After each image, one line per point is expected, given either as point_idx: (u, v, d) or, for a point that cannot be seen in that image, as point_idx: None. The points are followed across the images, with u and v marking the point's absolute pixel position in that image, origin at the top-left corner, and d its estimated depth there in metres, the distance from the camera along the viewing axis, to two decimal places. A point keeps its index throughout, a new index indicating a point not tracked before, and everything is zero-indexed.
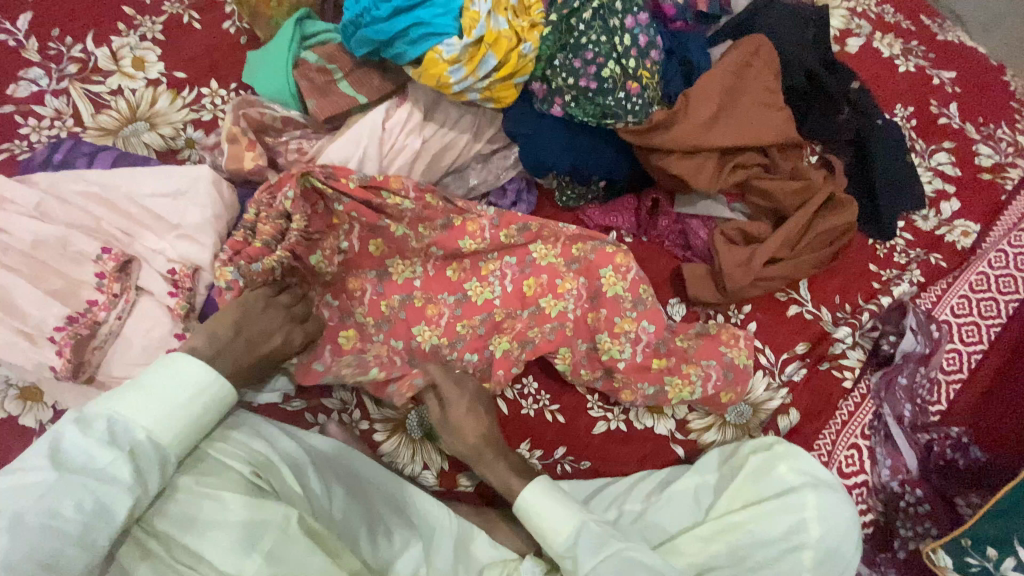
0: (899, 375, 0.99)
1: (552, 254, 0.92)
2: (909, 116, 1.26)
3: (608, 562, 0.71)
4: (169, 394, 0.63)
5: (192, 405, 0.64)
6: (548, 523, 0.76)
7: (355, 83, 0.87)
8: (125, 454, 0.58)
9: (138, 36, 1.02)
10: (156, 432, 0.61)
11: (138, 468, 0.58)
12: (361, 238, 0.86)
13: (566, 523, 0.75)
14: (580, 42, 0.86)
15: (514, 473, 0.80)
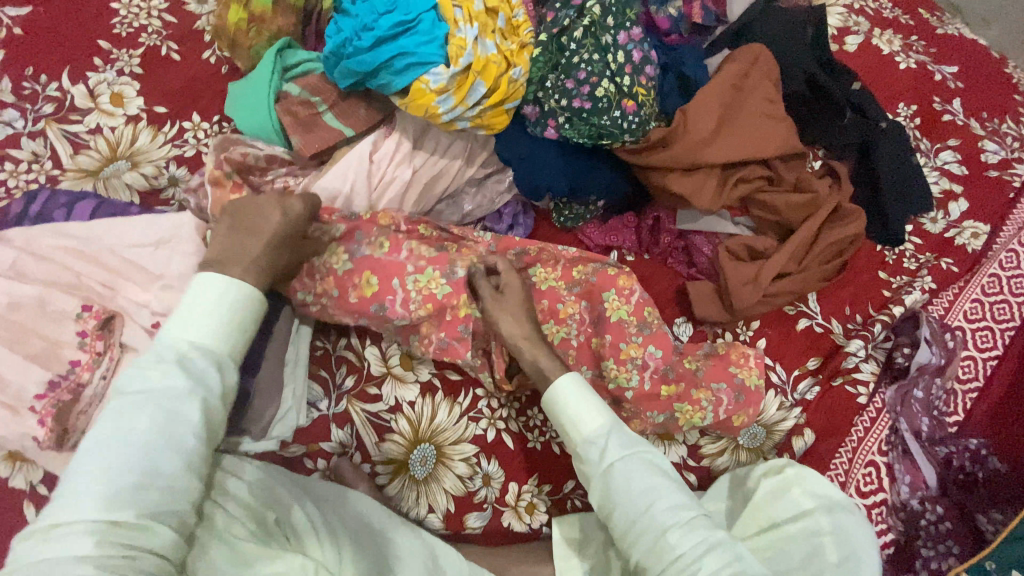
0: (914, 388, 0.96)
1: (552, 278, 0.89)
2: (912, 115, 1.22)
3: (639, 462, 0.68)
4: (202, 301, 0.62)
5: (229, 304, 0.63)
6: (578, 412, 0.72)
7: (341, 115, 0.83)
8: (172, 367, 0.58)
9: (116, 71, 0.99)
10: (200, 338, 0.60)
11: (190, 380, 0.58)
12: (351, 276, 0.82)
13: (598, 419, 0.71)
14: (571, 61, 0.82)
15: (552, 368, 0.77)
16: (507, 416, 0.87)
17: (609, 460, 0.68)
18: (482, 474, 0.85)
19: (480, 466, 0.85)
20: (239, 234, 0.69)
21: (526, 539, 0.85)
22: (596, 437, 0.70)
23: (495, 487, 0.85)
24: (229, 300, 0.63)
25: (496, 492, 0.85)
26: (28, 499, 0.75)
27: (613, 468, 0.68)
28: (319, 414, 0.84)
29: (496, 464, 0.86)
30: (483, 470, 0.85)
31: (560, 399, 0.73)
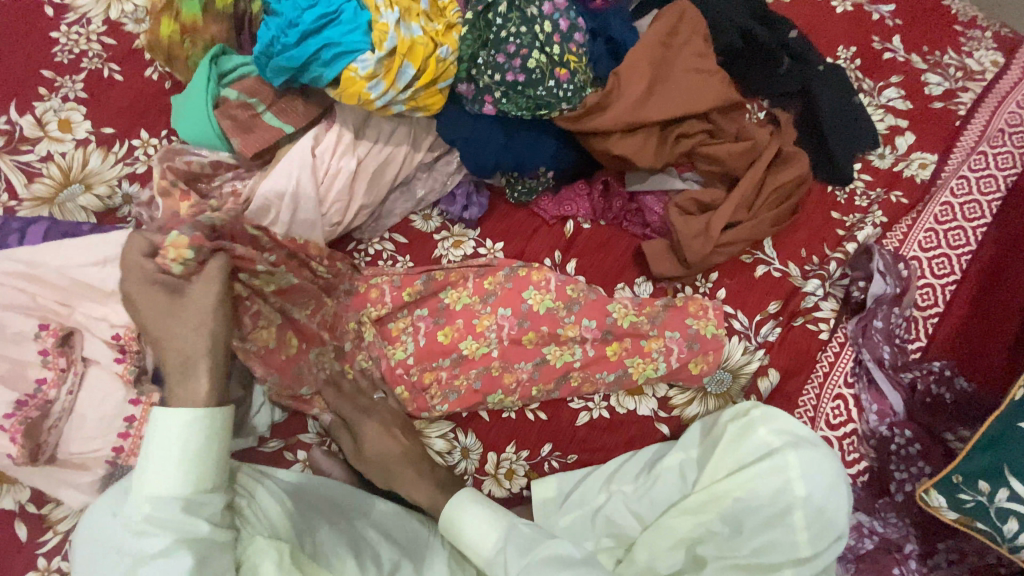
0: (873, 319, 0.99)
1: (465, 296, 0.90)
2: (853, 57, 1.24)
3: (542, 562, 0.68)
4: (162, 448, 0.64)
5: (179, 442, 0.64)
6: (473, 527, 0.74)
7: (280, 113, 0.85)
8: (146, 522, 0.60)
9: (61, 98, 1.00)
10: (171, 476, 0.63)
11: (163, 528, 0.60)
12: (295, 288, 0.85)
13: (494, 534, 0.73)
14: (500, 36, 0.84)
15: (440, 488, 0.80)
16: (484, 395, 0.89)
17: (510, 574, 0.69)
18: (461, 447, 0.88)
19: (458, 440, 0.89)
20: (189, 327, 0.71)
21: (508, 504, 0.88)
22: (496, 552, 0.71)
23: (473, 459, 0.88)
24: (188, 432, 0.65)
25: (475, 463, 0.88)
26: (18, 518, 0.77)
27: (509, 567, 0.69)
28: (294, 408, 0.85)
29: (473, 436, 0.89)
30: (461, 444, 0.89)
31: (455, 516, 0.75)
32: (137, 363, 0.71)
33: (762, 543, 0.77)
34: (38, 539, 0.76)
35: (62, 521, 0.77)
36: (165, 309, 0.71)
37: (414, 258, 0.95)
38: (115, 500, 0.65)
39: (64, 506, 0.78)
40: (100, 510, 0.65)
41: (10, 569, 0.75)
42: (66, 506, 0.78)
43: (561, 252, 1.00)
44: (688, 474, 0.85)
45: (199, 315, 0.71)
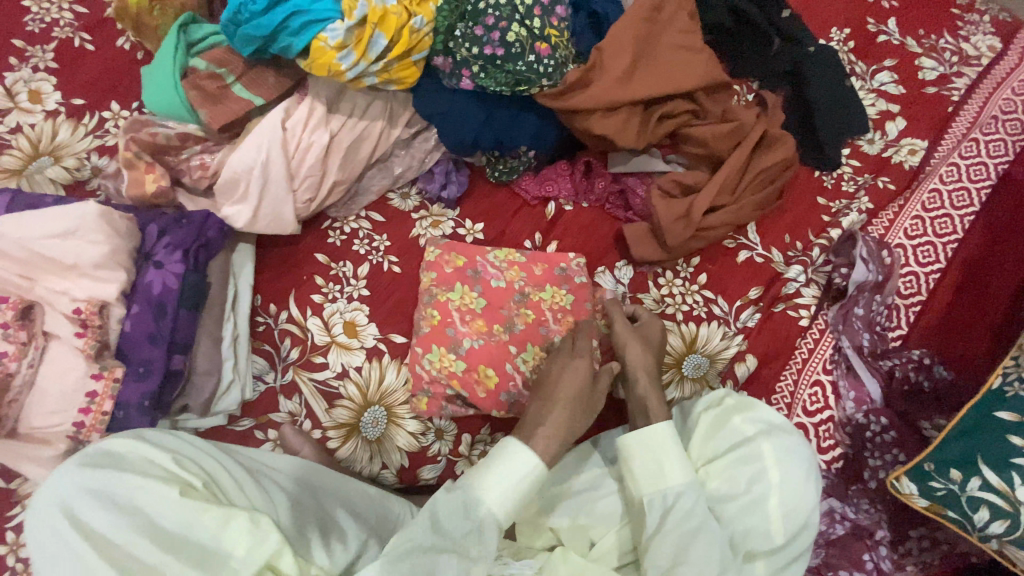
0: (855, 306, 0.98)
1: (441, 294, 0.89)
2: (846, 39, 1.22)
3: (695, 522, 0.69)
4: (112, 456, 0.62)
5: (128, 443, 0.64)
6: (659, 458, 0.73)
7: (250, 85, 0.82)
8: (86, 495, 0.58)
9: (31, 67, 0.97)
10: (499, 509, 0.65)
11: (106, 503, 0.58)
12: (279, 269, 0.91)
13: (671, 473, 0.73)
14: (478, 7, 0.82)
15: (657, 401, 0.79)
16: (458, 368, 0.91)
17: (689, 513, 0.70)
18: (435, 429, 0.88)
19: (433, 421, 0.88)
20: (552, 397, 0.75)
21: None
22: (666, 495, 0.72)
23: (448, 441, 0.88)
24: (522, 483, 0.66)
25: (449, 445, 0.87)
26: None
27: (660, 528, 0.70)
28: (267, 386, 0.86)
29: (448, 418, 0.88)
30: (435, 425, 0.88)
31: (642, 443, 0.74)
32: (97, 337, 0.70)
33: (737, 533, 0.72)
34: (5, 513, 0.76)
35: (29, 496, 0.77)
36: (548, 374, 0.80)
37: (390, 236, 0.95)
38: (76, 494, 0.58)
39: (30, 481, 0.78)
40: (58, 504, 0.57)
41: None
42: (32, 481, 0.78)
43: (542, 234, 0.99)
44: None
45: (563, 388, 0.76)
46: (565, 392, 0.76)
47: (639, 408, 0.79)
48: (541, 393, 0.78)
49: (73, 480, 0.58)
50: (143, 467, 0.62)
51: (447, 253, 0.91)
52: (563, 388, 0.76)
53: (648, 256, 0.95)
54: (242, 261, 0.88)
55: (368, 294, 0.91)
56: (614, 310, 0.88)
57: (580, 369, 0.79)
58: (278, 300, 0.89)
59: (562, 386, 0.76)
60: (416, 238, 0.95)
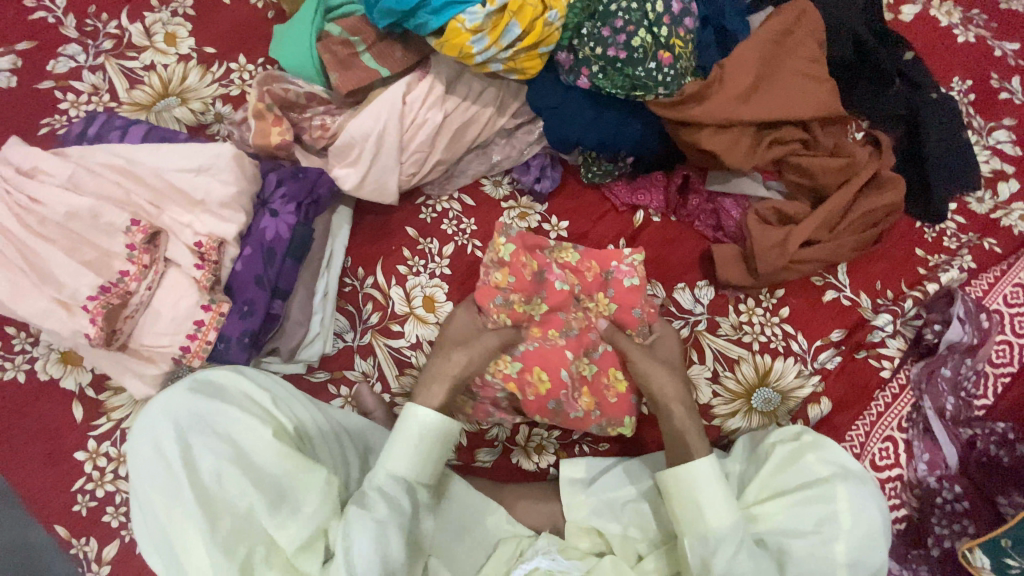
0: (942, 366, 0.94)
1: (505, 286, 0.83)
2: (966, 90, 1.17)
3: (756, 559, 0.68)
4: (215, 387, 0.68)
5: (232, 377, 0.70)
6: (704, 495, 0.71)
7: (378, 56, 0.85)
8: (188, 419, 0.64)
9: (170, 11, 1.03)
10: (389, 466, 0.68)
11: (203, 429, 0.64)
12: (372, 235, 0.94)
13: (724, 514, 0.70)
14: (609, 9, 0.83)
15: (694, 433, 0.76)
16: None
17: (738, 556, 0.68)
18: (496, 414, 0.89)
19: None
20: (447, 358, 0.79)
21: (533, 479, 0.87)
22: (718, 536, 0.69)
23: (506, 428, 0.88)
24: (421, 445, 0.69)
25: (507, 432, 0.88)
26: (76, 399, 0.82)
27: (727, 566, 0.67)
28: (344, 344, 0.89)
29: None
30: None
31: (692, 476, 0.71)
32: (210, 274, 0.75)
33: None
34: (93, 421, 0.82)
35: (117, 410, 0.83)
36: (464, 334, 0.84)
37: (478, 221, 0.97)
38: (183, 415, 0.64)
39: (120, 396, 0.83)
40: (166, 418, 0.63)
41: (64, 444, 0.81)
42: (122, 396, 0.83)
43: (626, 240, 0.99)
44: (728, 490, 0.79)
45: (462, 353, 0.79)
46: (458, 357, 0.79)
47: (677, 438, 0.76)
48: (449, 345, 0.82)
49: (181, 400, 0.65)
50: (245, 402, 0.68)
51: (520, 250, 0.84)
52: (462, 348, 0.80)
53: (736, 280, 0.94)
54: (341, 223, 0.92)
55: (448, 273, 0.94)
56: (617, 335, 0.84)
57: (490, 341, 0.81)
58: (366, 265, 0.92)
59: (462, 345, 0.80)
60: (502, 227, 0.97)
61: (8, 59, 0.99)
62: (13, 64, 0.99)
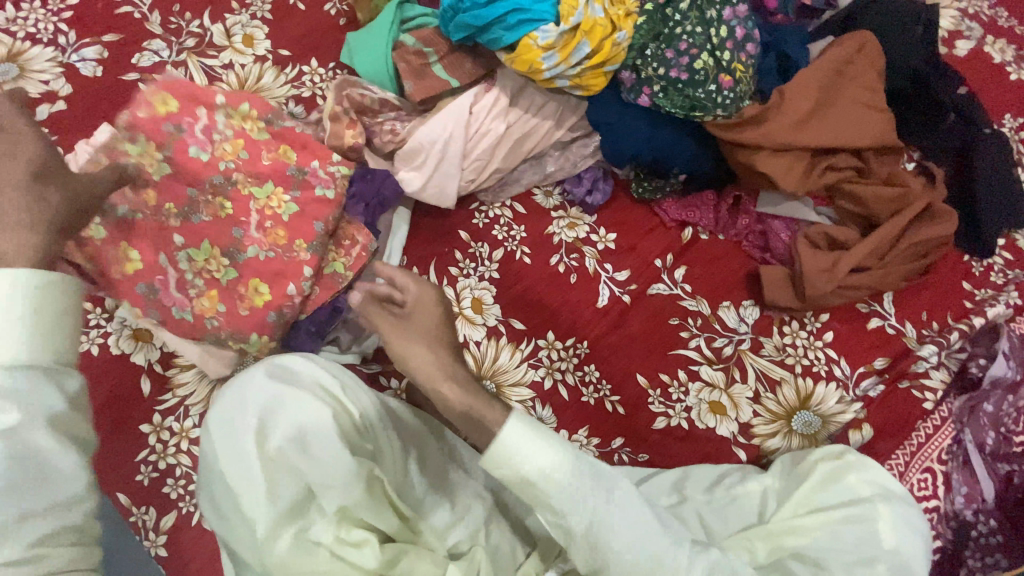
0: (985, 402, 0.95)
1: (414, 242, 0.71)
2: (1019, 127, 1.16)
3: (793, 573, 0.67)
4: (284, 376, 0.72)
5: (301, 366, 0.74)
6: (522, 453, 0.52)
7: (449, 67, 0.89)
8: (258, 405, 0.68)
9: (249, 15, 1.10)
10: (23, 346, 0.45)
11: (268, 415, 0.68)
12: (427, 237, 0.98)
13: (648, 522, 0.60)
14: (674, 32, 0.85)
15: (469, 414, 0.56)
16: (564, 368, 0.95)
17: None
18: (537, 417, 0.92)
19: (536, 410, 0.92)
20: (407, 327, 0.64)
21: None
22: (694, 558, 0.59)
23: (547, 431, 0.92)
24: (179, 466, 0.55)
25: None
26: (145, 374, 0.87)
27: (589, 529, 0.54)
28: None
29: (550, 410, 0.93)
30: (537, 414, 0.92)
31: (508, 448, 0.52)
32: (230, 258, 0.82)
33: None
34: (160, 396, 0.87)
35: (183, 387, 0.87)
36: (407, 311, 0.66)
37: (527, 228, 1.01)
38: (253, 403, 0.68)
39: (188, 373, 0.88)
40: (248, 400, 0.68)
41: (131, 416, 0.86)
42: (188, 374, 0.88)
43: (673, 256, 1.01)
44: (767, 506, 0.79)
45: (423, 351, 0.60)
46: (421, 351, 0.60)
47: (469, 420, 0.56)
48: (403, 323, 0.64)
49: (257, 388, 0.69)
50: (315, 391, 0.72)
51: (277, 142, 0.86)
52: (416, 338, 0.62)
53: (783, 301, 0.95)
54: (398, 223, 0.96)
55: (497, 277, 0.98)
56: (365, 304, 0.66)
57: (434, 318, 0.64)
58: (420, 265, 0.96)
59: (415, 338, 0.62)
60: (551, 236, 1.01)
61: (96, 49, 1.05)
62: (101, 55, 1.05)
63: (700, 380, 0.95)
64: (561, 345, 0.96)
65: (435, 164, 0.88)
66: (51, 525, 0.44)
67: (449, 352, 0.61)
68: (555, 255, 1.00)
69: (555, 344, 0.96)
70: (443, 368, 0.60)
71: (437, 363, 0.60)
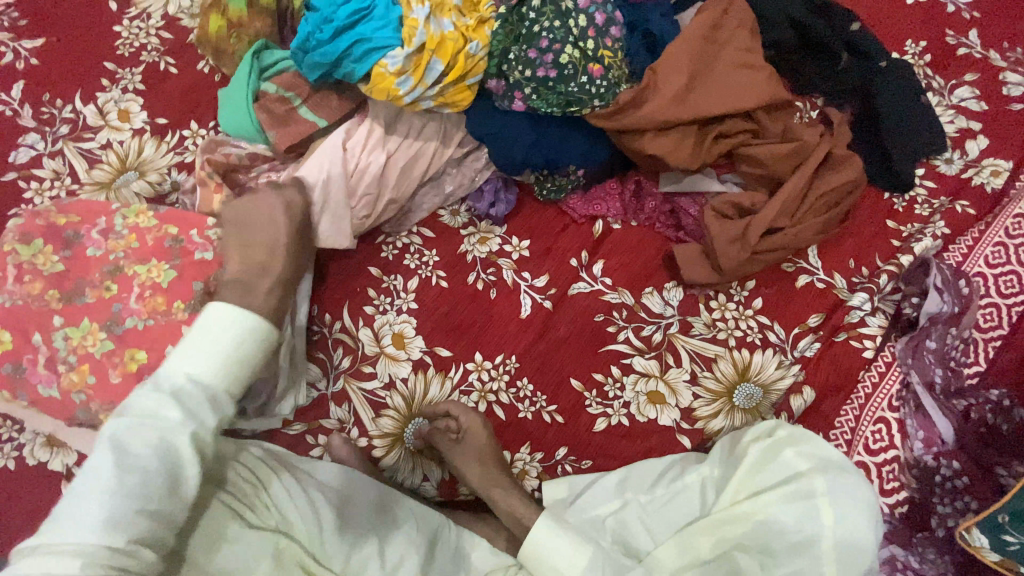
0: (926, 339, 0.92)
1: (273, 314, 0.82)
2: (921, 52, 1.14)
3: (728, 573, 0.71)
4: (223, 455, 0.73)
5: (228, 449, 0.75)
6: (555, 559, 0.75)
7: (315, 108, 0.87)
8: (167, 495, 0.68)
9: (121, 89, 1.07)
10: (204, 375, 0.59)
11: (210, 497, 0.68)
12: (335, 281, 0.95)
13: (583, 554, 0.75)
14: (532, 31, 0.82)
15: (497, 486, 0.84)
16: (497, 389, 0.92)
17: None
18: None
19: None
20: (470, 462, 0.84)
21: None
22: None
23: None
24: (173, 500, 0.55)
25: None
26: (65, 480, 0.84)
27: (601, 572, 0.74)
28: (319, 393, 0.90)
29: None
30: None
31: (537, 547, 0.76)
32: (109, 330, 0.71)
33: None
34: None
35: None
36: (465, 453, 0.84)
37: (439, 251, 0.98)
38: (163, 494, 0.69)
39: None
40: (164, 492, 0.69)
41: None
42: None
43: (589, 252, 0.99)
44: (709, 497, 0.79)
45: (484, 470, 0.85)
46: (475, 468, 0.85)
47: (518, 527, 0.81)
48: (461, 462, 0.85)
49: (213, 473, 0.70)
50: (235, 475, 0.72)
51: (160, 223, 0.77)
52: (473, 464, 0.85)
53: (705, 278, 0.93)
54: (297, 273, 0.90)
55: (416, 307, 0.95)
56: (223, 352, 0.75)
57: (481, 429, 0.86)
58: (332, 310, 0.94)
59: (473, 464, 0.84)
60: (464, 255, 0.98)
61: None
62: None
63: (635, 372, 0.93)
64: (491, 365, 0.93)
65: (318, 210, 0.84)
66: (147, 528, 0.51)
67: (497, 461, 0.86)
68: (471, 273, 0.98)
69: (484, 365, 0.93)
70: (496, 484, 0.84)
71: (494, 483, 0.84)
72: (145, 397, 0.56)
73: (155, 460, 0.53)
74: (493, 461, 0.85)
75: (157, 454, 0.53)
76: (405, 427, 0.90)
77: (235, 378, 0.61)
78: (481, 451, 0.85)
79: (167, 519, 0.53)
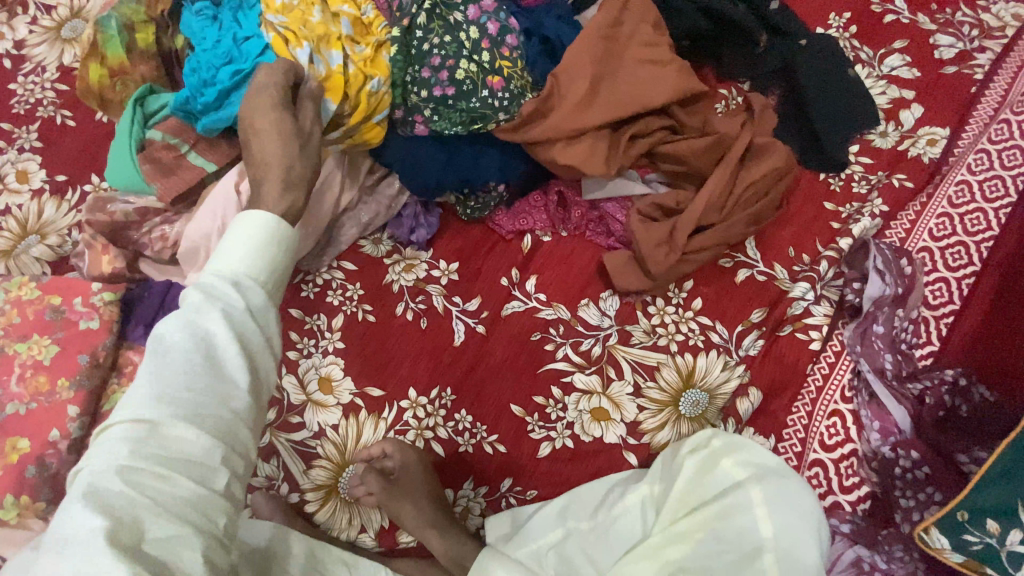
0: (873, 324, 0.88)
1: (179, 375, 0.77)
2: (847, 23, 1.10)
3: None
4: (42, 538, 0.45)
5: None
6: None
7: (205, 151, 0.82)
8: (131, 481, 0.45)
9: (17, 149, 1.01)
10: (230, 267, 0.55)
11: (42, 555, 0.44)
12: None
13: None
14: (423, 49, 0.79)
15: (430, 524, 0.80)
16: (434, 425, 0.87)
17: None
18: None
19: None
20: (400, 498, 0.80)
21: None
22: None
23: None
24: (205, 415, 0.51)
25: None
26: None
27: None
28: None
29: None
30: None
31: None
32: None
33: None
34: None
35: None
36: (395, 487, 0.80)
37: (363, 284, 0.93)
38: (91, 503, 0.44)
39: None
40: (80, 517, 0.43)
41: None
42: None
43: (519, 269, 0.94)
44: (649, 514, 0.80)
45: (415, 507, 0.80)
46: (406, 505, 0.80)
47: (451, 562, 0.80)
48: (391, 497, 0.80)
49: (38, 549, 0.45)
50: None
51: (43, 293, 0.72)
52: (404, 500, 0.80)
53: (636, 284, 0.89)
54: None
55: (343, 347, 0.90)
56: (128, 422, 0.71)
57: (413, 462, 0.82)
58: None
59: (404, 501, 0.80)
60: (390, 284, 0.93)
61: None
62: None
63: (576, 390, 0.88)
64: (426, 400, 0.88)
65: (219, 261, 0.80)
66: (191, 397, 0.49)
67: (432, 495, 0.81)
68: (399, 304, 0.92)
69: (419, 401, 0.88)
70: (429, 519, 0.81)
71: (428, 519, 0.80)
72: (187, 293, 0.54)
73: (192, 345, 0.51)
74: (427, 496, 0.81)
75: (186, 337, 0.51)
76: (337, 476, 0.85)
77: (268, 264, 0.57)
78: (413, 487, 0.80)
79: (220, 397, 0.51)
